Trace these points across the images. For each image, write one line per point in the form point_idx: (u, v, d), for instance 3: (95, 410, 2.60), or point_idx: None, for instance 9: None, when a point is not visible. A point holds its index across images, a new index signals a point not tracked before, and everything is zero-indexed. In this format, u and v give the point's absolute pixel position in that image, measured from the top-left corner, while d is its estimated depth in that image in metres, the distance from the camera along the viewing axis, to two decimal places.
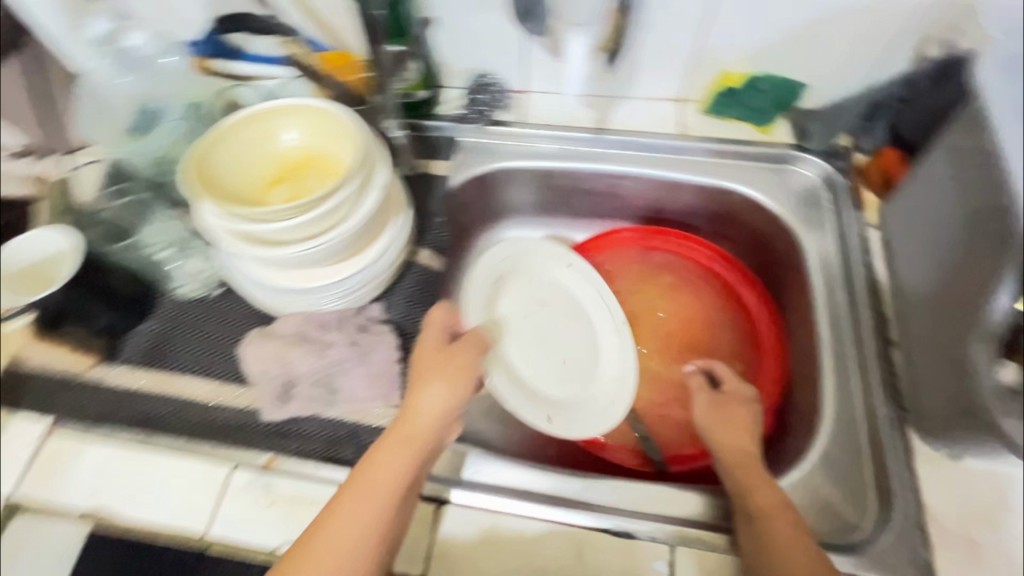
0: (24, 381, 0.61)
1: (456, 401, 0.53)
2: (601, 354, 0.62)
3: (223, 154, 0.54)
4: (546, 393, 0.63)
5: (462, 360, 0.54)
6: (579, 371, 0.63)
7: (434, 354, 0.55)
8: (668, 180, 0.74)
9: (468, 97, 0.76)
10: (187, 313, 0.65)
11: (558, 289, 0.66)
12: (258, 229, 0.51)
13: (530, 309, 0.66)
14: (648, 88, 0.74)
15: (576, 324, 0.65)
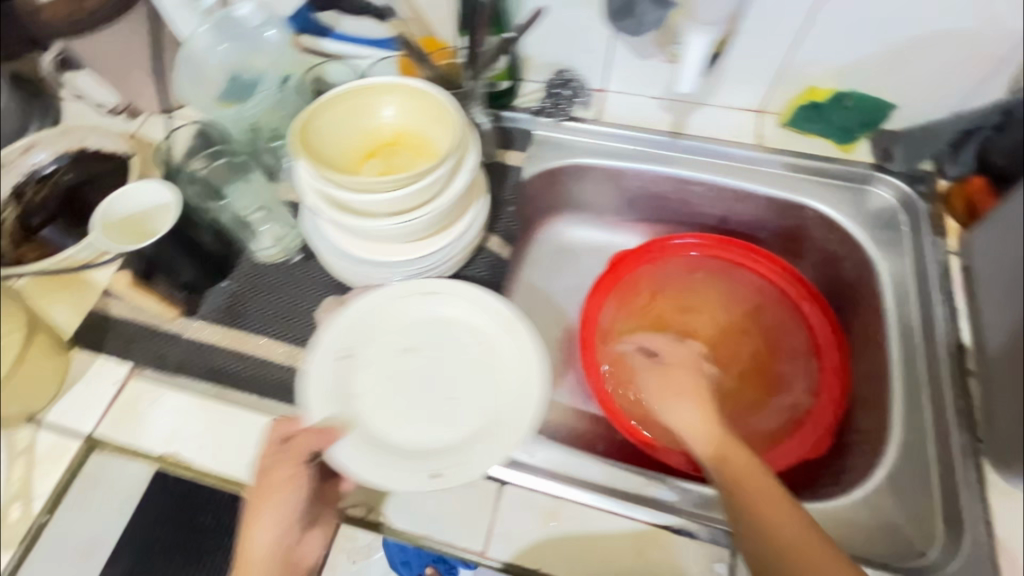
0: (107, 326, 0.63)
1: (288, 514, 0.51)
2: (490, 374, 0.60)
3: (325, 123, 0.56)
4: (421, 448, 0.55)
5: (289, 471, 0.51)
6: (460, 411, 0.58)
7: (261, 482, 0.52)
8: (740, 190, 0.74)
9: (548, 90, 0.76)
10: (265, 276, 0.67)
11: (419, 329, 0.62)
12: (355, 199, 0.54)
13: (398, 364, 0.60)
14: (729, 97, 0.74)
15: (450, 361, 0.61)
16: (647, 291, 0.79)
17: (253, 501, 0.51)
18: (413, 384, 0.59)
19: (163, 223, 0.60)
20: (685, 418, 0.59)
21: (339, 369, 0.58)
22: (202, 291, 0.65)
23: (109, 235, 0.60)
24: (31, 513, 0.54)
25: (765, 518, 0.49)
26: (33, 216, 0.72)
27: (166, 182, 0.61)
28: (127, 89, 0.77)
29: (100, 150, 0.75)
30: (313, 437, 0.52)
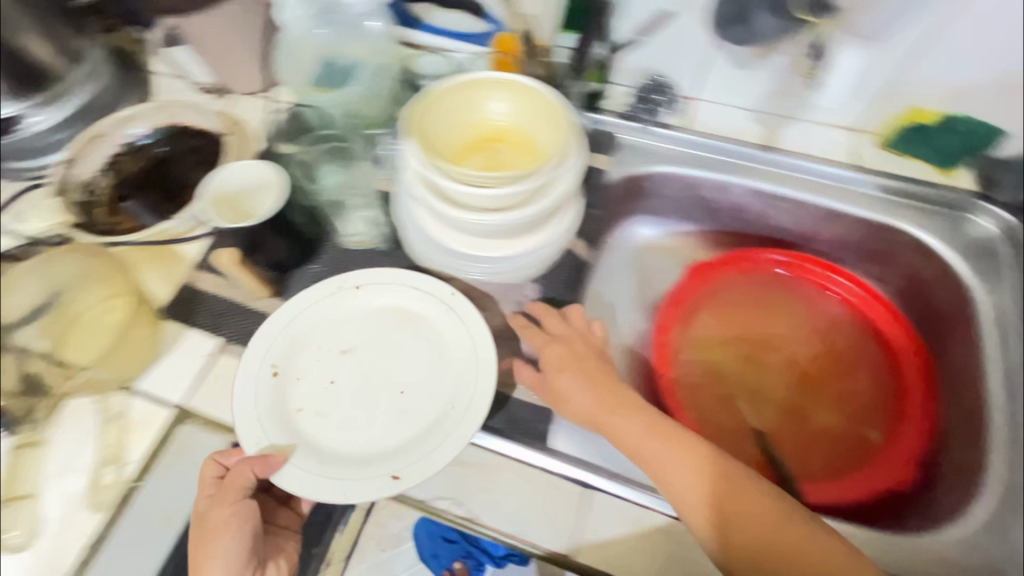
0: (198, 300, 0.65)
1: (236, 554, 0.49)
2: (441, 365, 0.60)
3: (434, 113, 0.56)
4: (377, 453, 0.54)
5: (223, 513, 0.50)
6: (414, 409, 0.57)
7: (200, 525, 0.50)
8: (830, 210, 0.73)
9: (637, 95, 0.75)
10: (352, 262, 0.67)
11: (357, 332, 0.62)
12: (458, 192, 0.54)
13: (343, 370, 0.60)
14: (825, 113, 0.72)
15: (390, 360, 0.61)
16: (720, 303, 0.77)
17: (196, 550, 0.49)
18: (365, 385, 0.59)
19: (269, 201, 0.60)
20: (613, 425, 0.55)
21: (275, 386, 0.57)
22: (290, 271, 0.66)
23: (218, 208, 0.60)
24: (123, 477, 0.54)
25: (762, 530, 0.49)
26: (125, 186, 0.73)
27: (275, 163, 0.62)
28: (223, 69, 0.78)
29: (192, 126, 0.76)
30: (245, 467, 0.51)
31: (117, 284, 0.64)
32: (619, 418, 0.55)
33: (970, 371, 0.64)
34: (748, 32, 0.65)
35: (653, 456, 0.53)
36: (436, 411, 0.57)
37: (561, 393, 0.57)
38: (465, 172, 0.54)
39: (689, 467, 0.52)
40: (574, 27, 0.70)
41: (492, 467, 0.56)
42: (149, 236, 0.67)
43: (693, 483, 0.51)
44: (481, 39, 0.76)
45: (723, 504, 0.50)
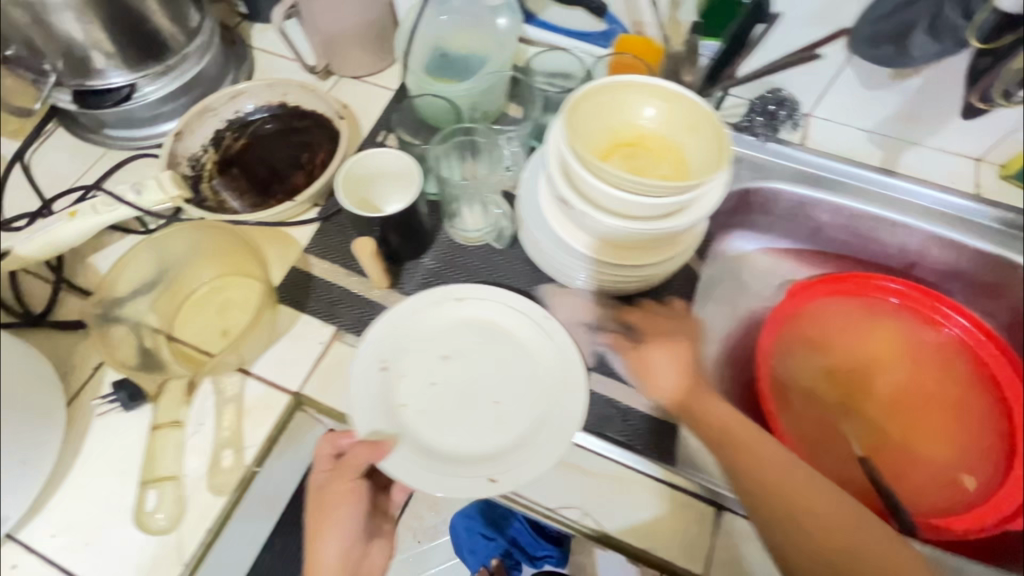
0: (311, 286, 0.63)
1: (353, 523, 0.54)
2: (529, 370, 0.57)
3: (583, 112, 0.55)
4: (473, 456, 0.52)
5: (345, 486, 0.53)
6: (506, 412, 0.54)
7: (321, 493, 0.54)
8: (947, 239, 0.71)
9: (756, 109, 0.74)
10: (464, 256, 0.65)
11: (457, 330, 0.58)
12: (607, 193, 0.52)
13: (439, 372, 0.56)
14: (948, 140, 0.71)
15: (486, 362, 0.57)
16: (823, 328, 0.76)
17: (314, 518, 0.54)
18: (461, 390, 0.56)
19: (396, 198, 0.63)
20: (698, 410, 0.56)
21: (380, 380, 0.55)
22: (404, 263, 0.64)
23: (348, 189, 0.59)
24: (243, 462, 0.53)
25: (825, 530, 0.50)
26: (230, 163, 0.72)
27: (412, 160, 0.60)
28: (332, 51, 0.77)
29: (299, 106, 0.75)
30: (363, 451, 0.51)
31: (234, 262, 0.64)
32: (700, 404, 0.56)
33: None
34: (899, 53, 0.63)
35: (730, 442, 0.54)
36: (528, 416, 0.54)
37: (649, 366, 0.58)
38: (617, 176, 0.51)
39: (767, 464, 0.52)
40: (717, 34, 0.67)
41: (620, 480, 0.54)
42: (263, 216, 0.65)
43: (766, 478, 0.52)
44: (599, 39, 0.75)
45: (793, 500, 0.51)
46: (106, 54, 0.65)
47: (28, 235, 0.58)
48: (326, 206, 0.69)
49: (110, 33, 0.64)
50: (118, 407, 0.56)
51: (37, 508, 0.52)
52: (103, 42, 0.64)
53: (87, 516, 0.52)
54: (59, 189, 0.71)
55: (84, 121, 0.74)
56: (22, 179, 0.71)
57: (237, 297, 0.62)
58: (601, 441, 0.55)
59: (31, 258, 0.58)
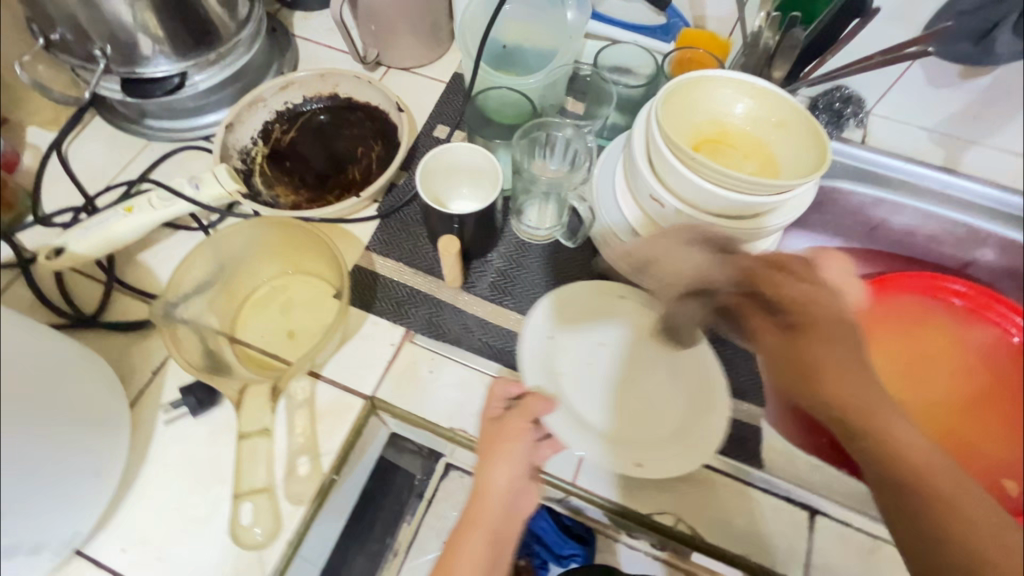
0: (377, 285, 0.61)
1: (524, 463, 0.50)
2: (680, 371, 0.56)
3: (668, 107, 0.54)
4: (622, 439, 0.52)
5: (519, 425, 0.50)
6: (657, 408, 0.54)
7: (494, 431, 0.50)
8: (1007, 239, 0.72)
9: (824, 105, 0.71)
10: (532, 256, 0.63)
11: (614, 320, 0.58)
12: (701, 185, 0.49)
13: (588, 356, 0.57)
14: (1011, 139, 0.71)
15: (640, 356, 0.57)
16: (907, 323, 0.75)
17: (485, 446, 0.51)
18: (612, 375, 0.56)
19: (466, 194, 0.61)
20: (880, 427, 0.37)
21: (546, 350, 0.56)
22: (472, 261, 0.62)
23: (428, 189, 0.58)
24: (321, 471, 0.51)
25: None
26: (280, 157, 0.69)
27: (491, 155, 0.58)
28: (382, 41, 0.74)
29: (351, 99, 0.72)
30: (539, 400, 0.51)
31: (294, 260, 0.61)
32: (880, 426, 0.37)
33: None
34: (982, 52, 0.62)
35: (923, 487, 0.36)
36: (676, 413, 0.54)
37: (798, 365, 0.39)
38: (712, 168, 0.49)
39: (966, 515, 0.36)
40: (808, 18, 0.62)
41: (711, 484, 0.52)
42: (324, 213, 0.63)
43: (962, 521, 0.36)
44: (656, 33, 0.73)
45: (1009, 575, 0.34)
46: (155, 41, 0.61)
47: (81, 232, 0.55)
48: (385, 203, 0.66)
49: (163, 19, 0.60)
50: (186, 413, 0.53)
51: (104, 518, 0.49)
52: (155, 28, 0.60)
53: (158, 528, 0.49)
54: (100, 183, 0.67)
55: (123, 111, 0.70)
56: (60, 173, 0.67)
57: (301, 297, 0.60)
58: None
59: (84, 256, 0.55)
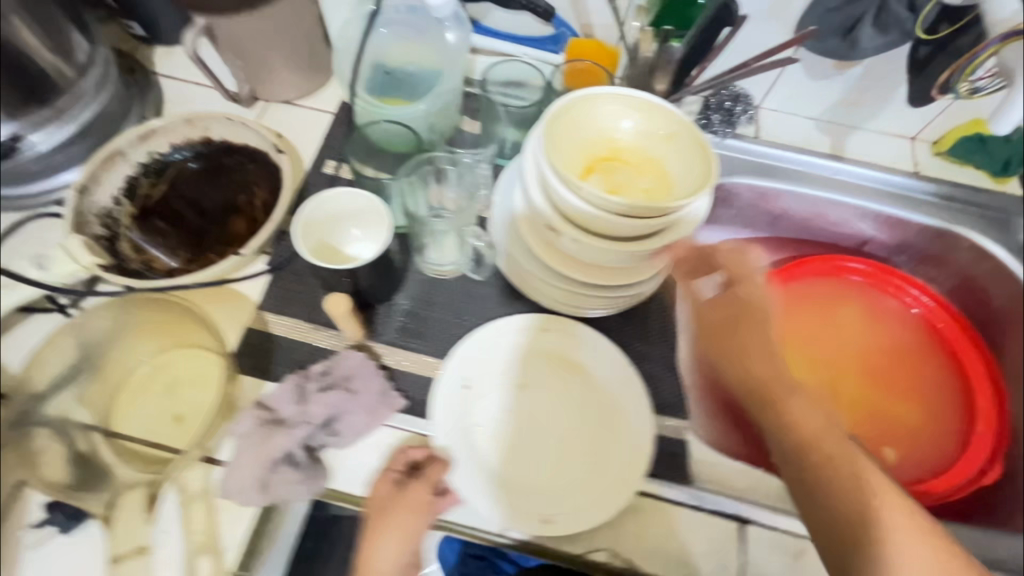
0: (272, 346, 0.56)
1: (415, 538, 0.47)
2: (596, 413, 0.55)
3: (558, 127, 0.52)
4: (535, 493, 0.50)
5: (421, 499, 0.47)
6: (573, 455, 0.53)
7: (390, 502, 0.48)
8: (894, 217, 0.75)
9: (708, 108, 0.73)
10: (440, 292, 0.60)
11: (534, 361, 0.57)
12: (588, 212, 0.48)
13: (513, 402, 0.55)
14: (884, 123, 0.75)
15: (560, 400, 0.55)
16: (812, 305, 0.77)
17: (370, 527, 0.47)
18: (533, 419, 0.54)
19: (355, 235, 0.57)
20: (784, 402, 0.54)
21: (462, 401, 0.53)
22: (376, 308, 0.58)
23: (325, 257, 0.54)
24: (223, 569, 0.46)
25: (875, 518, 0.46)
26: (151, 215, 0.62)
27: (373, 196, 0.53)
28: (254, 75, 0.68)
29: (228, 141, 0.65)
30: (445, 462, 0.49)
31: (176, 333, 0.56)
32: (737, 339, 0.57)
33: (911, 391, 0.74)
34: (849, 45, 0.64)
35: (808, 425, 0.52)
36: (591, 457, 0.52)
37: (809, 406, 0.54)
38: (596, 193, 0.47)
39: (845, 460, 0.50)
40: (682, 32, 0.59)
41: (641, 510, 0.51)
42: (204, 277, 0.57)
43: (806, 436, 0.52)
44: (546, 44, 0.72)
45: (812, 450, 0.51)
46: None
47: None
48: (275, 254, 0.61)
49: None
50: (55, 532, 0.47)
51: None
52: None
53: None
54: None
55: None
56: None
57: (188, 374, 0.55)
58: (593, 486, 0.51)
59: None
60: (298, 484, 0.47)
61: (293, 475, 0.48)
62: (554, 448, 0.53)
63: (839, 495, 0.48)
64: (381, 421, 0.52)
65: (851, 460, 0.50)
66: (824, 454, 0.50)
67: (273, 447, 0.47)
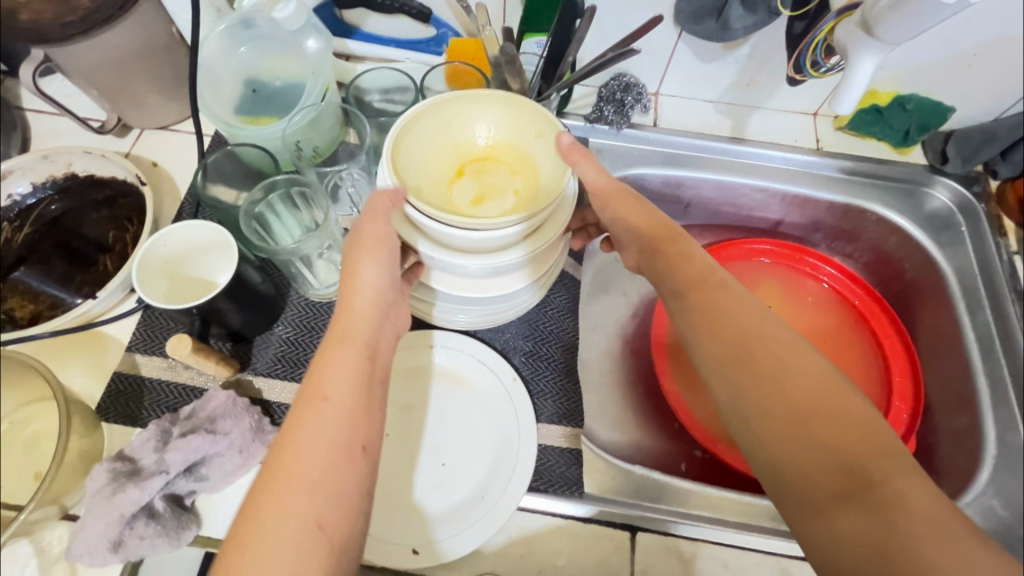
0: (141, 390, 0.53)
1: (393, 260, 0.48)
2: (479, 431, 0.54)
3: (418, 131, 0.50)
4: (409, 520, 0.50)
5: (378, 230, 0.46)
6: (454, 477, 0.52)
7: (353, 241, 0.48)
8: (802, 196, 0.73)
9: (600, 99, 0.72)
10: (320, 316, 0.58)
11: (417, 379, 0.56)
12: (435, 221, 0.46)
13: (394, 423, 0.55)
14: (783, 102, 0.74)
15: (443, 419, 0.55)
16: None
17: (348, 256, 0.48)
18: (414, 440, 0.54)
19: (213, 272, 0.54)
20: (685, 267, 0.45)
21: None
22: (253, 339, 0.56)
23: (176, 299, 0.53)
24: None
25: (792, 393, 0.37)
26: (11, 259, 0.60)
27: (220, 230, 0.52)
28: (116, 104, 0.65)
29: (93, 175, 0.63)
30: (385, 198, 0.46)
31: (28, 392, 0.55)
32: (671, 251, 0.46)
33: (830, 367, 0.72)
34: (721, 28, 0.60)
35: (705, 291, 0.42)
36: (470, 478, 0.52)
37: (708, 272, 0.44)
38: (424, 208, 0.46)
39: (757, 325, 0.40)
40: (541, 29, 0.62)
41: (526, 529, 0.50)
42: (59, 325, 0.54)
43: (717, 308, 0.41)
44: (430, 46, 0.69)
45: (764, 362, 0.38)
46: None
47: None
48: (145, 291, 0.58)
49: None
50: None
51: None
52: None
53: None
54: None
55: None
56: None
57: (46, 427, 0.56)
58: (471, 510, 0.50)
59: None
60: (156, 539, 0.45)
61: (152, 530, 0.45)
62: (437, 466, 0.53)
63: (804, 419, 0.36)
64: (256, 459, 0.50)
65: (756, 323, 0.40)
66: (783, 372, 0.38)
67: (123, 504, 0.44)
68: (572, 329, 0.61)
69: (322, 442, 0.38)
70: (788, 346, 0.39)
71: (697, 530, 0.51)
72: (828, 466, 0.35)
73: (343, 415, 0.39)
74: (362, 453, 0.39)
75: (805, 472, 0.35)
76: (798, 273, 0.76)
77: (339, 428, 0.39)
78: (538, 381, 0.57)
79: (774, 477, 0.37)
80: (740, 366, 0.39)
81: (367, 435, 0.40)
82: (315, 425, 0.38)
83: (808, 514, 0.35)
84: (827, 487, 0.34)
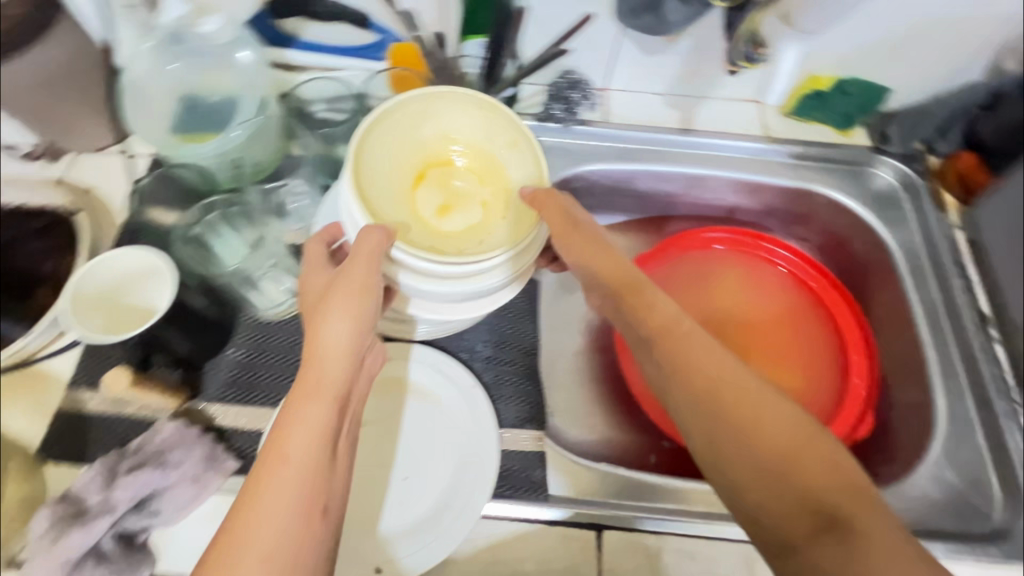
0: (86, 425, 0.51)
1: (370, 313, 0.44)
2: (441, 445, 0.53)
3: (385, 130, 0.49)
4: (371, 539, 0.49)
5: (360, 277, 0.43)
6: (416, 490, 0.51)
7: (327, 287, 0.45)
8: (753, 182, 0.74)
9: (549, 97, 0.71)
10: (268, 333, 0.56)
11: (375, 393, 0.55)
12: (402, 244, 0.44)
13: None
14: (728, 90, 0.74)
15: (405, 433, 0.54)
16: (686, 277, 0.75)
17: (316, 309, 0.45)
18: (373, 454, 0.53)
19: (155, 300, 0.53)
20: (646, 312, 0.44)
21: None
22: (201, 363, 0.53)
23: (116, 330, 0.50)
24: None
25: (766, 443, 0.38)
26: None
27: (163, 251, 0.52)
28: (42, 129, 0.62)
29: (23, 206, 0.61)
30: (378, 236, 0.43)
31: None
32: (633, 296, 0.45)
33: (785, 349, 0.72)
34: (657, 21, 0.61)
35: (672, 340, 0.43)
36: (433, 492, 0.51)
37: (671, 317, 0.44)
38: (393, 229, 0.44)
39: (724, 373, 0.41)
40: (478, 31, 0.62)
41: (492, 539, 0.50)
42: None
43: (685, 360, 0.41)
44: (369, 52, 0.66)
45: (737, 413, 0.39)
46: None
47: None
48: None
49: None
50: None
51: None
52: None
53: None
54: None
55: None
56: None
57: None
58: (434, 523, 0.49)
59: None
60: None
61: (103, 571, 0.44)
62: (399, 482, 0.52)
63: (780, 470, 0.37)
64: (212, 489, 0.48)
65: (723, 374, 0.41)
66: (755, 424, 0.39)
67: (67, 549, 0.43)
68: (530, 332, 0.60)
69: (277, 508, 0.37)
70: (755, 395, 0.40)
71: (662, 523, 0.51)
72: (807, 514, 0.35)
73: (304, 478, 0.38)
74: (323, 516, 0.38)
75: (784, 521, 0.36)
76: (754, 258, 0.76)
77: (296, 495, 0.37)
78: (498, 387, 0.57)
79: (755, 525, 0.37)
80: (716, 418, 0.39)
81: (330, 496, 0.39)
82: (272, 488, 0.37)
83: (785, 555, 0.36)
84: (807, 537, 0.35)
